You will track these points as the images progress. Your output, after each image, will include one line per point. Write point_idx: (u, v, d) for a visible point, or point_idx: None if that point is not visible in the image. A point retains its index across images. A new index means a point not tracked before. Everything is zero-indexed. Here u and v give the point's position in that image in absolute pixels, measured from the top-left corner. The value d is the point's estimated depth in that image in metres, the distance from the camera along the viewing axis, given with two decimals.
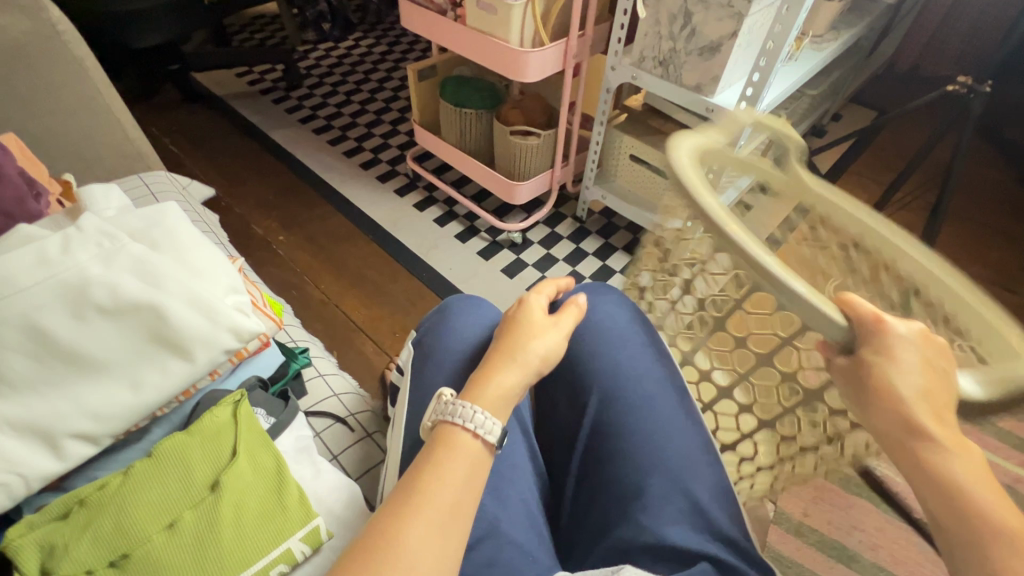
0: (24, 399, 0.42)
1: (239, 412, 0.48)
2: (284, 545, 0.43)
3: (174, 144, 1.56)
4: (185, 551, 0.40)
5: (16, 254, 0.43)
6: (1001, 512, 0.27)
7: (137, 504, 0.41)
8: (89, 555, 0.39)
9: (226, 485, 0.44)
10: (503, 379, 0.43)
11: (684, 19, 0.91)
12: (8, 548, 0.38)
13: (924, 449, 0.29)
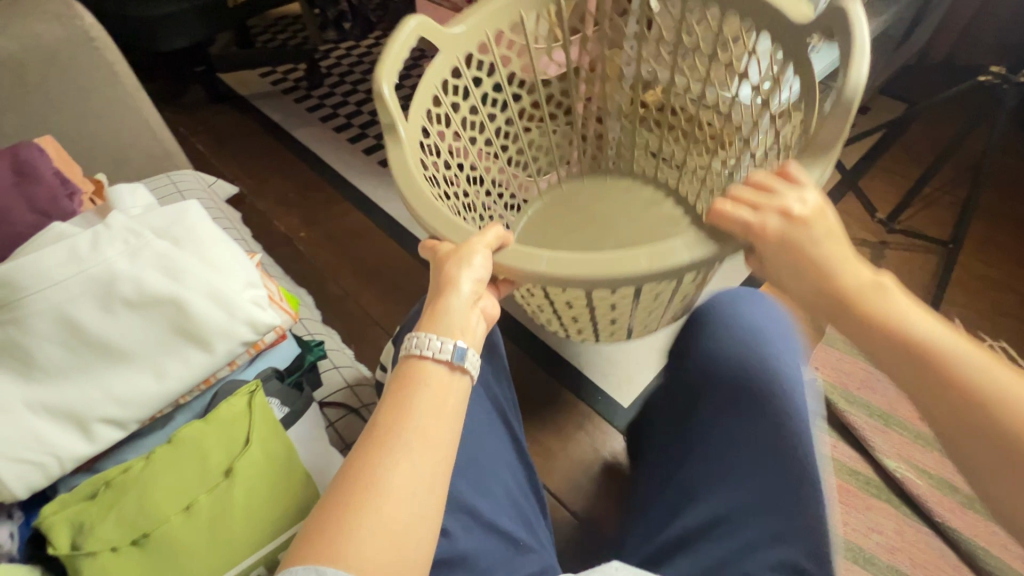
0: (58, 384, 0.45)
1: (254, 401, 0.50)
2: (291, 530, 0.47)
3: (202, 143, 1.62)
4: (201, 531, 0.44)
5: (48, 251, 0.46)
6: (929, 326, 0.36)
7: (156, 487, 0.44)
8: (113, 534, 0.42)
9: (240, 470, 0.46)
10: (455, 300, 0.43)
11: None
12: (43, 524, 0.42)
13: (837, 297, 0.39)
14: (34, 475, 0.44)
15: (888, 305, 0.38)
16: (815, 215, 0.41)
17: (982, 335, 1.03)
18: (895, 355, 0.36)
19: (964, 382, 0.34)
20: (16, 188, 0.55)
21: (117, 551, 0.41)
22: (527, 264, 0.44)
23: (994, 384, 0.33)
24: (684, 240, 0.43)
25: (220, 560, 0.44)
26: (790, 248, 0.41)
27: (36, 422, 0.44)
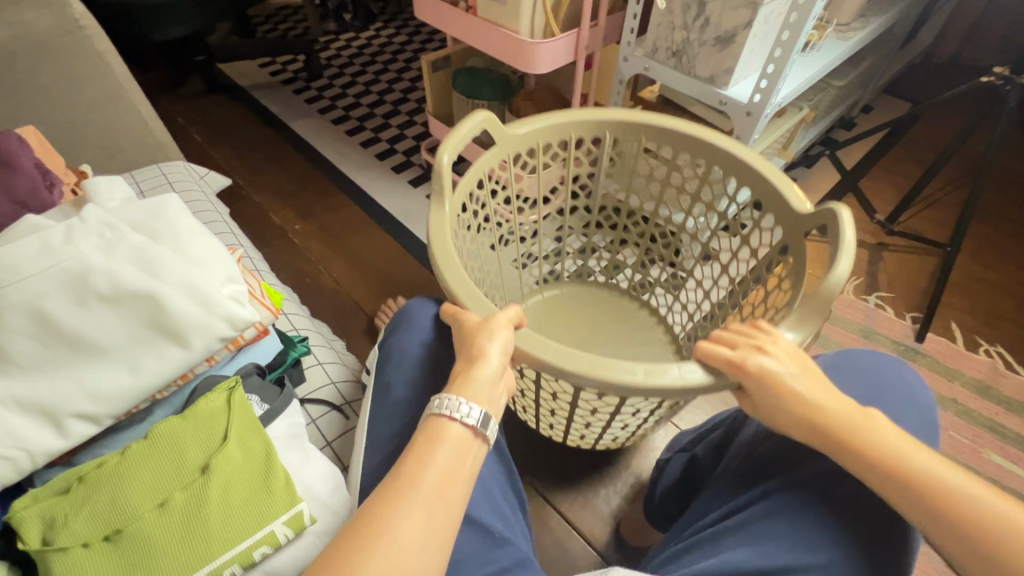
0: (30, 378, 0.45)
1: (232, 397, 0.50)
2: (267, 528, 0.44)
3: (198, 133, 1.61)
4: (174, 529, 0.42)
5: (22, 244, 0.46)
6: (918, 453, 0.41)
7: (130, 483, 0.44)
8: (85, 529, 0.41)
9: (216, 466, 0.45)
10: (486, 364, 0.45)
11: (698, 9, 0.88)
12: (14, 518, 0.41)
13: (826, 425, 0.44)
14: (3, 469, 0.43)
15: (865, 430, 0.43)
16: (792, 356, 0.46)
17: (978, 340, 1.02)
18: (879, 474, 0.42)
19: (934, 489, 0.40)
20: None
21: (88, 546, 0.40)
22: (538, 351, 0.46)
23: (952, 485, 0.40)
24: (678, 364, 0.46)
25: (191, 561, 0.42)
26: (775, 364, 0.46)
27: (6, 416, 0.43)
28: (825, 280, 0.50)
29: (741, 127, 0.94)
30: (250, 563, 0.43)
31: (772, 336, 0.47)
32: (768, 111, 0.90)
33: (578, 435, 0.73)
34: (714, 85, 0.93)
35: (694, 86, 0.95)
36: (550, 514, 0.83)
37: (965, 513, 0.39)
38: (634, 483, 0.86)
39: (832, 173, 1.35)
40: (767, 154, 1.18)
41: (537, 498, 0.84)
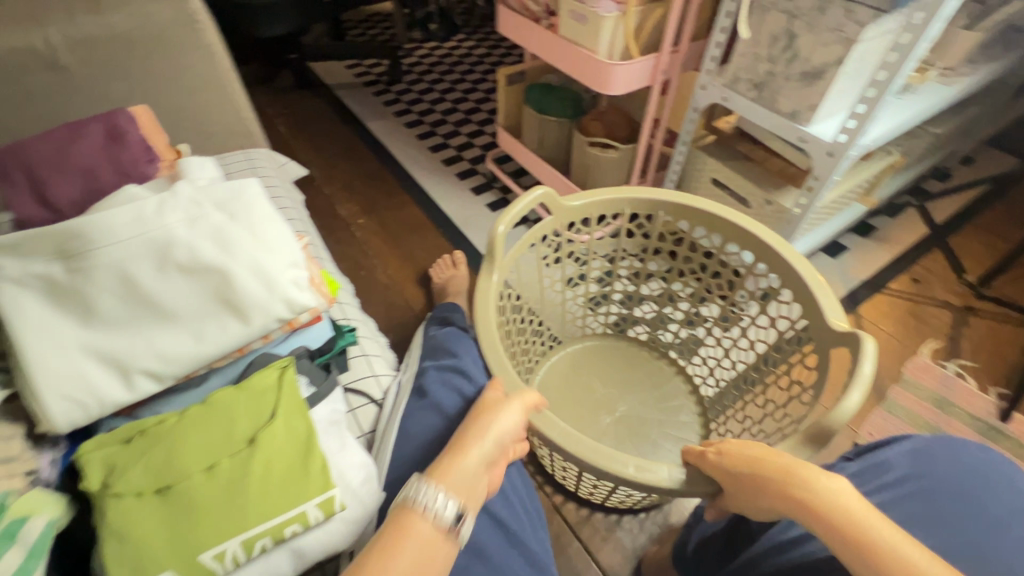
0: (109, 333, 0.49)
1: (284, 375, 0.53)
2: (301, 508, 0.45)
3: (282, 125, 1.71)
4: (218, 494, 0.44)
5: (121, 210, 0.50)
6: (908, 547, 0.40)
7: (184, 444, 0.46)
8: (139, 479, 0.43)
9: (263, 439, 0.48)
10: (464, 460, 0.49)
11: (786, 42, 0.85)
12: (80, 460, 0.44)
13: (790, 477, 0.46)
14: (76, 413, 0.47)
15: (825, 486, 0.44)
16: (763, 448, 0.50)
17: None
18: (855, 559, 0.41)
19: (877, 548, 0.40)
20: (104, 150, 0.61)
21: (140, 497, 0.43)
22: (545, 428, 0.54)
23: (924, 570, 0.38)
24: (668, 468, 0.52)
25: (229, 528, 0.43)
26: (749, 446, 0.50)
27: (85, 364, 0.48)
28: (837, 410, 0.53)
29: (821, 166, 0.89)
30: (282, 537, 0.45)
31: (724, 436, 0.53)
32: (854, 152, 0.85)
33: (584, 489, 0.79)
34: (796, 121, 0.89)
35: (774, 121, 0.91)
36: (570, 540, 0.80)
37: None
38: (663, 522, 0.82)
39: (917, 225, 1.26)
40: (846, 199, 1.12)
41: (560, 522, 0.82)
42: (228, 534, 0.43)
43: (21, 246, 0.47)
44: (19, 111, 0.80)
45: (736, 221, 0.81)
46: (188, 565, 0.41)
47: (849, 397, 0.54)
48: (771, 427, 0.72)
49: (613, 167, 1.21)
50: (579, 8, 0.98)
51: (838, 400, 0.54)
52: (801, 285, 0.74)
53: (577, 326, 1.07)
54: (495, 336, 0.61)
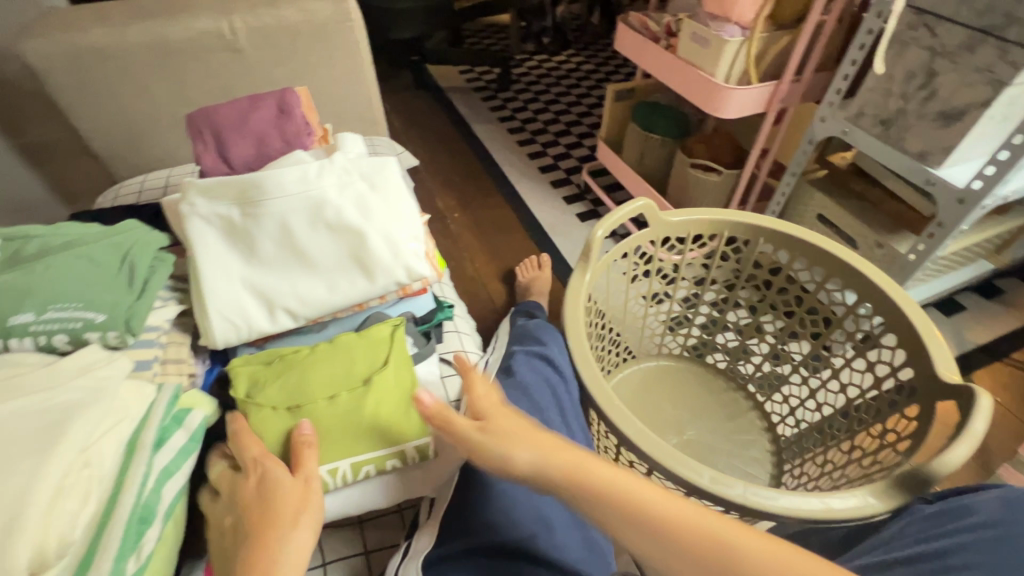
0: (266, 271, 0.58)
1: (396, 333, 0.59)
2: (401, 446, 0.53)
3: (396, 119, 1.85)
4: (337, 422, 0.52)
5: (289, 170, 0.59)
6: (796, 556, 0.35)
7: (312, 374, 0.54)
8: (276, 396, 0.52)
9: (376, 383, 0.54)
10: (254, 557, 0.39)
11: (924, 79, 0.82)
12: (233, 370, 0.54)
13: (598, 484, 0.38)
14: (231, 333, 0.56)
15: (646, 501, 0.37)
16: (500, 413, 0.44)
17: None
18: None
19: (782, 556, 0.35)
20: (274, 120, 0.71)
21: (276, 411, 0.51)
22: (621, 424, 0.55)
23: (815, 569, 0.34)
24: (746, 484, 0.50)
25: (345, 449, 0.52)
26: (510, 426, 0.43)
27: (244, 294, 0.57)
28: (938, 459, 0.50)
29: (947, 213, 0.83)
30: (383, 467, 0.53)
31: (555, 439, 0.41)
32: (988, 202, 0.79)
33: None
34: (924, 162, 0.84)
35: (898, 160, 0.87)
36: None
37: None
38: None
39: None
40: (971, 253, 1.03)
41: None
42: (341, 456, 0.52)
43: (210, 190, 0.57)
44: (201, 84, 0.95)
45: (843, 258, 0.78)
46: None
47: (952, 448, 0.51)
48: (856, 474, 0.68)
49: (713, 190, 1.20)
50: (702, 31, 0.99)
51: (939, 451, 0.51)
52: (910, 330, 0.71)
53: (652, 344, 1.03)
54: (580, 330, 0.63)
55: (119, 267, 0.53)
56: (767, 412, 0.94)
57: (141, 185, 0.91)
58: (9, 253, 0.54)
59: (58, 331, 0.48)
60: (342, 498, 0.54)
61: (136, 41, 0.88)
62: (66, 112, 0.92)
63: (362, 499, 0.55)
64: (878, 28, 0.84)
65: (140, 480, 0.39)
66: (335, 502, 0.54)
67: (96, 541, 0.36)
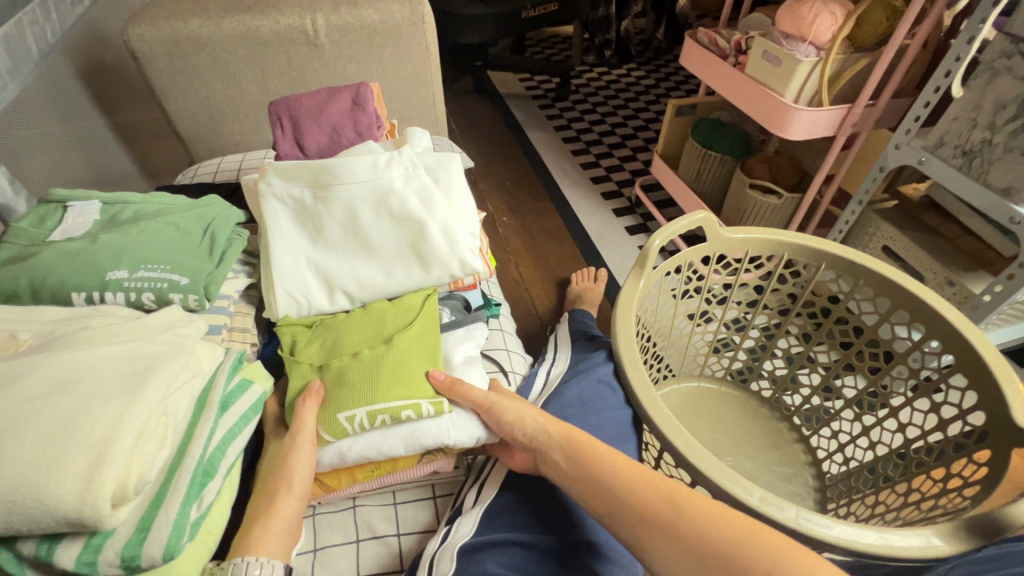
0: (330, 253, 0.61)
1: (428, 300, 0.61)
2: (416, 400, 0.52)
3: (454, 121, 1.90)
4: (356, 373, 0.53)
5: (360, 158, 0.61)
6: (744, 522, 0.42)
7: (346, 333, 0.57)
8: (313, 356, 0.56)
9: (397, 340, 0.55)
10: (264, 488, 0.49)
11: (1016, 110, 0.76)
12: (279, 329, 0.58)
13: (574, 450, 0.52)
14: (291, 307, 0.59)
15: (605, 459, 0.51)
16: (509, 396, 0.58)
17: None
18: (739, 526, 0.42)
19: (732, 519, 0.43)
20: (350, 112, 0.75)
21: (309, 368, 0.55)
22: (670, 435, 0.53)
23: (756, 531, 0.42)
24: (798, 508, 0.48)
25: (362, 398, 0.51)
26: (518, 408, 0.56)
27: (307, 273, 0.60)
28: (1008, 506, 0.47)
29: None
30: (399, 418, 0.52)
31: (542, 427, 0.54)
32: None
33: None
34: (1009, 198, 0.78)
35: (979, 194, 0.81)
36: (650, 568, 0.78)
37: (696, 541, 0.42)
38: None
39: None
40: None
41: None
42: (358, 403, 0.51)
43: (287, 173, 0.61)
44: (281, 76, 1.01)
45: (912, 292, 0.74)
46: (328, 421, 0.51)
47: None
48: (913, 517, 0.64)
49: (771, 213, 1.16)
50: (773, 49, 0.97)
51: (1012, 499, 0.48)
52: (982, 371, 0.66)
53: (695, 364, 1.00)
54: (632, 341, 0.63)
55: (202, 237, 0.59)
56: (812, 445, 0.89)
57: (219, 166, 0.98)
58: (107, 216, 0.60)
59: (147, 289, 0.53)
60: (363, 443, 0.53)
61: (227, 33, 0.94)
62: (160, 95, 0.99)
63: (384, 446, 0.52)
64: (966, 55, 0.80)
65: (206, 438, 0.44)
66: (358, 446, 0.52)
67: (166, 487, 0.41)
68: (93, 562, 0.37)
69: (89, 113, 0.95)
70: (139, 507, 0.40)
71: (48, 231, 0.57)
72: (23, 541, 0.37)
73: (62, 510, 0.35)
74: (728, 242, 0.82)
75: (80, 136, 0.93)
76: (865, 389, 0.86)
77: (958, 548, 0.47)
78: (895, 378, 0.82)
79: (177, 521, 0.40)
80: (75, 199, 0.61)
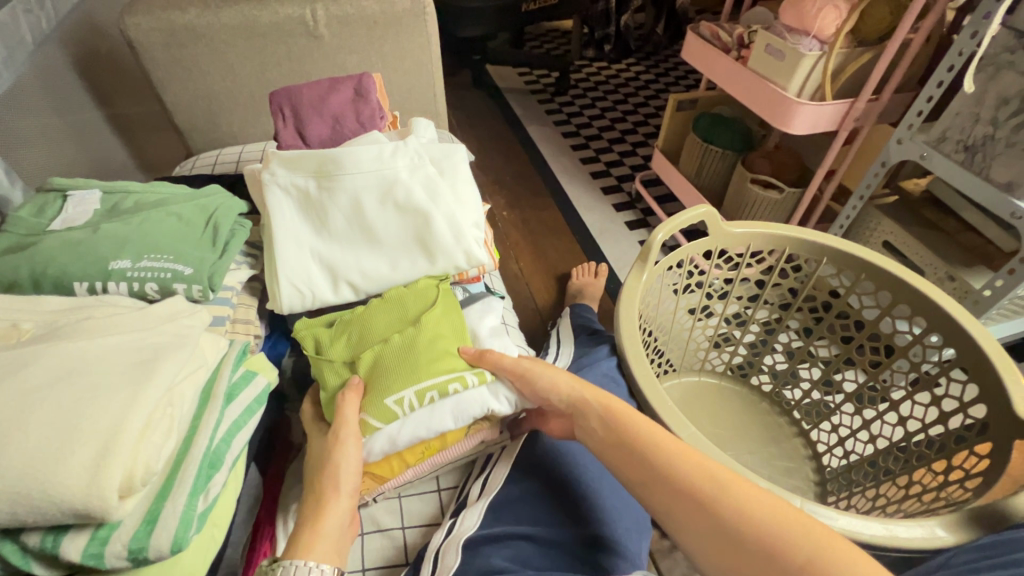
0: (334, 244, 0.60)
1: (442, 284, 0.61)
2: (460, 372, 0.53)
3: (452, 115, 1.88)
4: (393, 357, 0.53)
5: (365, 148, 0.61)
6: (791, 514, 0.41)
7: (369, 325, 0.57)
8: (340, 352, 0.56)
9: (424, 320, 0.56)
10: (313, 491, 0.49)
11: (1019, 105, 0.77)
12: (299, 334, 0.57)
13: (616, 423, 0.50)
14: (294, 299, 0.58)
15: (648, 431, 0.49)
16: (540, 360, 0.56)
17: None
18: (786, 516, 0.41)
19: (782, 507, 0.42)
20: (352, 103, 0.74)
21: (338, 365, 0.55)
22: (676, 427, 0.53)
23: (805, 522, 0.40)
24: (803, 500, 0.48)
25: (407, 380, 0.52)
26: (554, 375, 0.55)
27: (310, 263, 0.59)
28: (1011, 497, 0.47)
29: None
30: (446, 393, 0.52)
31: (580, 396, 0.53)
32: None
33: None
34: (1010, 193, 0.78)
35: (982, 189, 0.81)
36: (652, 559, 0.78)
37: (740, 525, 0.41)
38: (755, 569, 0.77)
39: None
40: None
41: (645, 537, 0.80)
42: (406, 386, 0.52)
43: (291, 162, 0.60)
44: (280, 67, 1.00)
45: (915, 287, 0.74)
46: (377, 407, 0.51)
47: None
48: (915, 509, 0.65)
49: (772, 208, 1.16)
50: (777, 42, 0.96)
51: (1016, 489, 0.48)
52: (984, 364, 0.66)
53: (696, 358, 1.00)
54: (636, 336, 0.62)
55: (205, 227, 0.58)
56: (812, 439, 0.89)
57: (217, 158, 0.96)
58: (107, 206, 0.59)
59: (150, 278, 0.52)
60: (412, 426, 0.52)
61: (226, 23, 0.93)
62: (157, 86, 0.98)
63: (433, 422, 0.52)
64: (970, 50, 0.80)
65: (213, 430, 0.43)
66: (408, 428, 0.52)
67: (173, 478, 0.40)
68: (99, 554, 0.37)
69: (85, 102, 0.93)
70: (146, 498, 0.39)
71: (47, 220, 0.57)
72: (28, 532, 0.37)
73: (69, 500, 0.34)
74: (731, 235, 0.82)
75: (76, 127, 0.91)
76: (866, 382, 0.86)
77: (961, 539, 0.47)
78: (896, 371, 0.82)
79: (185, 512, 0.39)
80: (73, 188, 0.60)
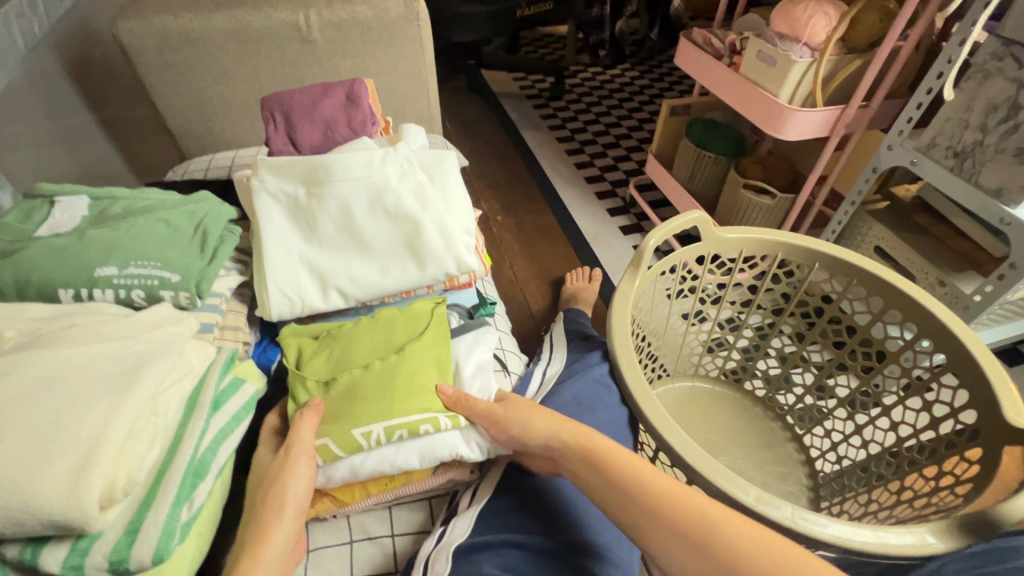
0: (324, 251, 0.60)
1: (436, 309, 0.61)
2: (433, 414, 0.52)
3: (447, 120, 1.89)
4: (370, 386, 0.53)
5: (355, 154, 0.61)
6: (784, 547, 0.42)
7: (351, 346, 0.57)
8: (320, 369, 0.55)
9: (407, 352, 0.55)
10: (255, 508, 0.46)
11: (1007, 112, 0.77)
12: (283, 339, 0.58)
13: (600, 463, 0.50)
14: (283, 306, 0.58)
15: (634, 471, 0.49)
16: (524, 404, 0.55)
17: None
18: (779, 552, 0.41)
19: (773, 541, 0.42)
20: (344, 108, 0.74)
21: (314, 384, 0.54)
22: (666, 434, 0.53)
23: (796, 555, 0.41)
24: (794, 507, 0.48)
25: (376, 412, 0.51)
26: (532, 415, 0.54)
27: (300, 271, 0.59)
28: (1000, 503, 0.47)
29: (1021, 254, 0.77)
30: (416, 433, 0.51)
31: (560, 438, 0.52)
32: None
33: None
34: (999, 199, 0.79)
35: (971, 195, 0.82)
36: None
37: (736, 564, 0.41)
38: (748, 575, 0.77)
39: None
40: None
41: None
42: (375, 420, 0.51)
43: (281, 169, 0.60)
44: (274, 71, 1.00)
45: (906, 292, 0.74)
46: (342, 437, 0.51)
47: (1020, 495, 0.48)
48: (905, 514, 0.65)
49: (765, 214, 1.17)
50: (768, 49, 0.97)
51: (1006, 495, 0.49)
52: (974, 370, 0.66)
53: (689, 363, 1.00)
54: (628, 342, 0.62)
55: (193, 234, 0.58)
56: (805, 444, 0.89)
57: (209, 163, 0.96)
58: (95, 213, 0.58)
59: (137, 285, 0.52)
60: (377, 458, 0.51)
61: (220, 28, 0.93)
62: (150, 90, 0.98)
63: (398, 459, 0.52)
64: (958, 58, 0.80)
65: (197, 439, 0.43)
66: (371, 461, 0.51)
67: (156, 488, 0.40)
68: (79, 566, 0.36)
69: (76, 106, 0.93)
70: (128, 508, 0.39)
71: (34, 227, 0.56)
72: (7, 544, 0.36)
73: (48, 511, 0.34)
74: (722, 241, 0.82)
75: (68, 131, 0.91)
76: (857, 387, 0.86)
77: (951, 544, 0.47)
78: (887, 376, 0.82)
79: (168, 522, 0.39)
80: (61, 194, 0.59)
